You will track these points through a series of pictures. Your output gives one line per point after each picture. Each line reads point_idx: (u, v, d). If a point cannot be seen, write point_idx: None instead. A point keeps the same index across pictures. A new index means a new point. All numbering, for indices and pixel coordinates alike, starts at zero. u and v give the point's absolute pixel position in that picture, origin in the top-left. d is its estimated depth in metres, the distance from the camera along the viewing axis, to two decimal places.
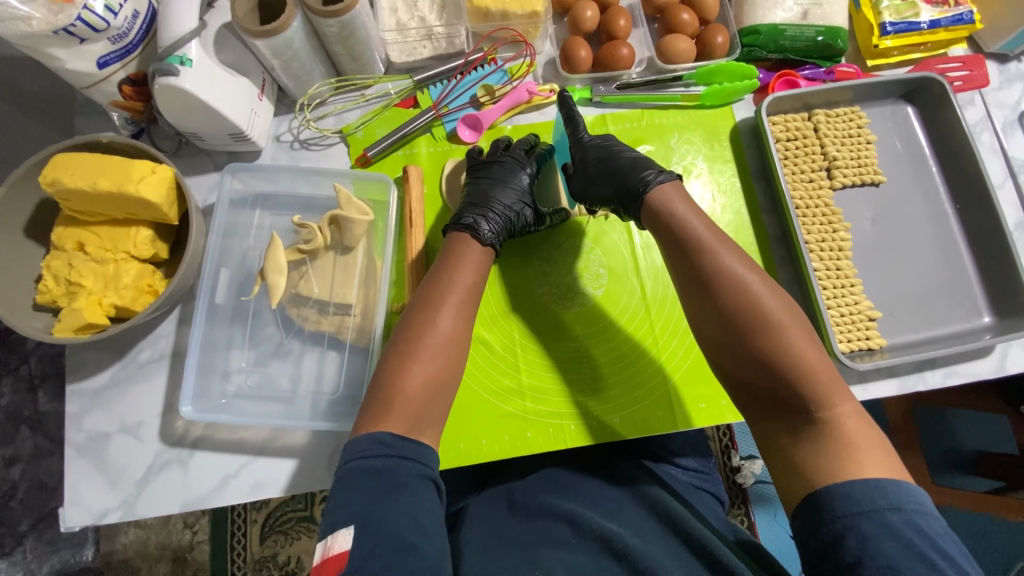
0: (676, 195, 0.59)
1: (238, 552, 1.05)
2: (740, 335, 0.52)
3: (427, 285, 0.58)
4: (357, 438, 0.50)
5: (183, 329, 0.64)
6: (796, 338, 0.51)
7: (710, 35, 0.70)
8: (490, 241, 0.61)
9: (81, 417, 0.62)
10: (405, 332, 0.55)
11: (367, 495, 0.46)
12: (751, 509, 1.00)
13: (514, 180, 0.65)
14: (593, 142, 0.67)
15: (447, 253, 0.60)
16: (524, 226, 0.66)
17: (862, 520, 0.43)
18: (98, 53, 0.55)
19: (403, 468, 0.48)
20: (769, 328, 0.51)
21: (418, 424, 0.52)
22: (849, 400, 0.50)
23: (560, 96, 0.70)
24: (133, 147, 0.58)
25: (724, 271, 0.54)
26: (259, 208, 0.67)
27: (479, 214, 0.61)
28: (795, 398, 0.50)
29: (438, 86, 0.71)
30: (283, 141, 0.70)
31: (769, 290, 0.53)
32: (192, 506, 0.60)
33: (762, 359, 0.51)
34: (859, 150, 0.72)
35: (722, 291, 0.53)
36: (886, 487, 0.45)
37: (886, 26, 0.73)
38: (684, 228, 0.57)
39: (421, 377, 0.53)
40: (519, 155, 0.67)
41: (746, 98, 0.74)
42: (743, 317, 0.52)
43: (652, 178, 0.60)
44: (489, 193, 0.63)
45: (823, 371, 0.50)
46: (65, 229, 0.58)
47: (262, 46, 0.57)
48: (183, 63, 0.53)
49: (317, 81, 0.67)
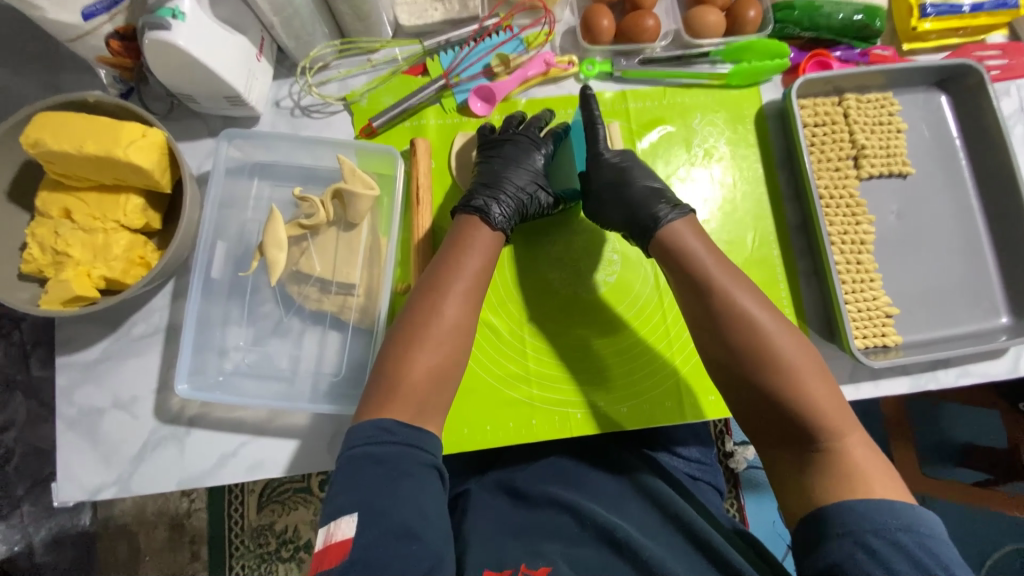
0: (689, 230, 0.57)
1: (235, 520, 1.05)
2: (747, 372, 0.51)
3: (433, 270, 0.55)
4: (360, 424, 0.48)
5: (178, 304, 0.62)
6: (805, 375, 0.50)
7: (740, 9, 0.66)
8: (501, 225, 0.58)
9: (72, 391, 0.60)
10: (409, 317, 0.53)
11: (370, 483, 0.44)
12: (741, 492, 1.01)
13: (528, 159, 0.62)
14: (613, 160, 0.63)
15: (454, 236, 0.57)
16: (537, 210, 0.63)
17: (871, 536, 0.42)
18: (84, 3, 0.51)
19: (407, 456, 0.47)
20: (777, 367, 0.50)
21: (423, 411, 0.50)
22: (858, 432, 0.49)
23: (581, 95, 0.66)
24: (122, 109, 0.54)
25: (733, 305, 0.53)
26: (257, 177, 0.63)
27: (490, 197, 0.59)
28: (803, 432, 0.49)
29: (449, 53, 0.67)
30: (283, 107, 0.66)
31: (780, 328, 0.52)
32: (189, 485, 0.58)
33: (769, 394, 0.50)
34: (888, 139, 0.69)
35: (731, 328, 0.52)
36: (897, 508, 0.44)
37: (927, 8, 0.69)
38: (691, 261, 0.55)
39: (428, 364, 0.51)
40: (533, 134, 0.64)
41: (774, 79, 0.70)
42: (752, 354, 0.51)
43: (665, 214, 0.58)
44: (501, 173, 0.60)
45: (833, 410, 0.49)
46: (50, 194, 0.54)
47: (262, 0, 0.52)
48: (176, 16, 0.49)
49: (319, 43, 0.62)
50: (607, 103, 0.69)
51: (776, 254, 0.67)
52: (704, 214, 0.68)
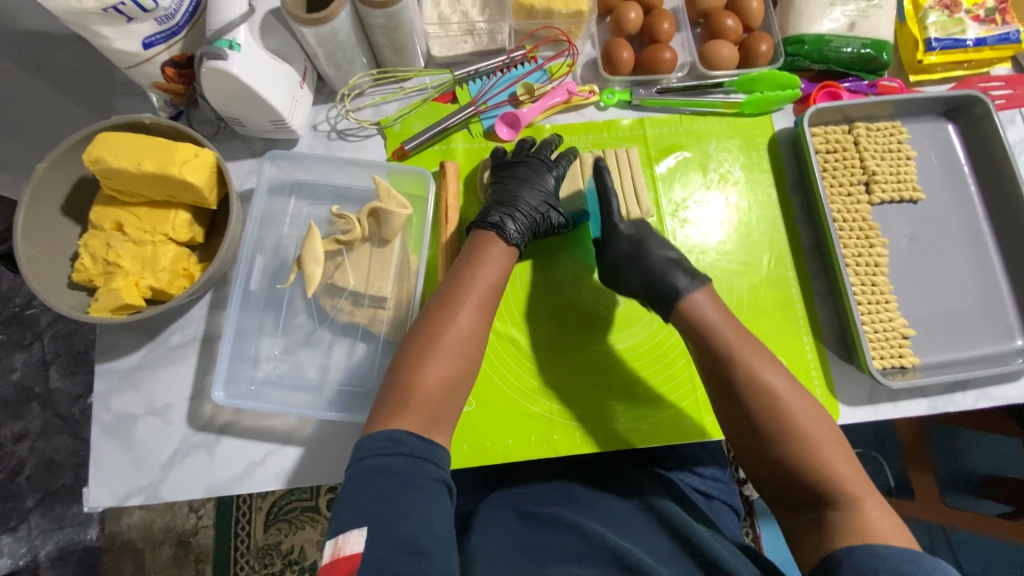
0: (705, 299, 0.59)
1: (241, 539, 1.05)
2: (764, 434, 0.52)
3: (449, 281, 0.57)
4: (372, 436, 0.49)
5: (215, 315, 0.64)
6: (821, 441, 0.51)
7: (753, 42, 0.70)
8: (515, 241, 0.60)
9: (109, 397, 0.62)
10: (424, 328, 0.55)
11: (380, 496, 0.45)
12: (756, 521, 0.98)
13: (539, 180, 0.65)
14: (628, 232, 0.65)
15: (470, 249, 0.59)
16: (549, 228, 0.65)
17: (885, 574, 0.43)
18: (145, 33, 0.55)
19: (423, 472, 0.48)
20: (793, 431, 0.52)
21: (434, 422, 0.51)
22: (868, 491, 0.50)
23: (596, 167, 0.67)
24: (175, 130, 0.58)
25: (750, 373, 0.55)
26: (296, 195, 0.67)
27: (506, 214, 0.61)
28: (813, 485, 0.50)
29: (478, 82, 0.71)
30: (320, 131, 0.70)
31: (776, 370, 0.55)
32: (217, 492, 0.60)
33: (777, 448, 0.52)
34: (898, 166, 0.71)
35: (750, 397, 0.54)
36: (918, 554, 0.44)
37: (932, 42, 0.72)
38: (709, 327, 0.58)
39: (440, 375, 0.52)
40: (546, 158, 0.67)
41: (785, 108, 0.74)
42: (771, 417, 0.53)
43: (684, 286, 0.60)
44: (515, 192, 0.63)
45: (849, 474, 0.50)
46: (104, 208, 0.58)
47: (309, 34, 0.57)
48: (232, 47, 0.53)
49: (358, 72, 0.66)
50: (626, 130, 0.73)
51: (791, 275, 0.69)
52: (719, 235, 0.71)
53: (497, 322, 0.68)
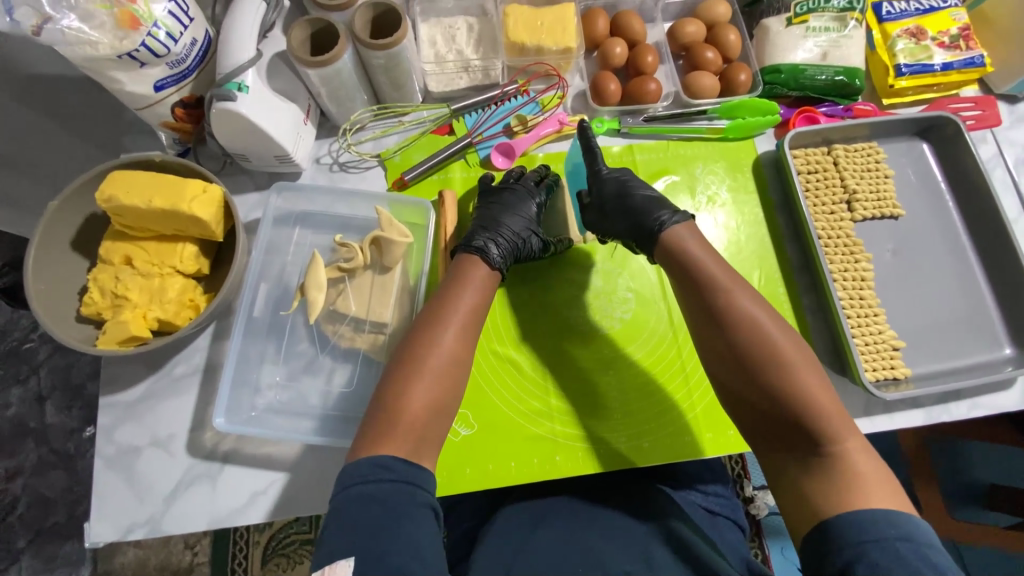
0: (691, 239, 0.60)
1: (238, 575, 1.03)
2: (754, 373, 0.52)
3: (435, 302, 0.58)
4: (358, 463, 0.49)
5: (218, 344, 0.65)
6: (808, 377, 0.51)
7: (733, 73, 0.74)
8: (498, 264, 0.62)
9: (113, 430, 0.62)
10: (409, 350, 0.55)
11: (369, 524, 0.45)
12: (764, 541, 0.97)
13: (523, 208, 0.67)
14: (611, 176, 0.69)
15: (455, 273, 0.61)
16: (530, 253, 0.68)
17: (872, 547, 0.43)
18: (157, 77, 0.58)
19: (409, 494, 0.48)
20: (780, 367, 0.52)
21: (420, 446, 0.52)
22: (857, 436, 0.50)
23: (580, 127, 0.71)
24: (183, 166, 0.60)
25: (740, 313, 0.54)
26: (300, 226, 0.69)
27: (489, 238, 0.63)
28: (804, 433, 0.50)
29: (474, 115, 0.74)
30: (322, 164, 0.72)
31: (763, 310, 0.54)
32: (219, 524, 0.59)
33: (772, 397, 0.51)
34: (877, 184, 0.75)
35: (741, 336, 0.53)
36: (896, 517, 0.45)
37: (902, 68, 0.77)
38: (700, 273, 0.57)
39: (425, 400, 0.53)
40: (529, 185, 0.69)
41: (767, 132, 0.77)
42: (759, 353, 0.52)
43: (667, 219, 0.62)
44: (498, 218, 0.65)
45: (834, 410, 0.50)
46: (113, 243, 0.59)
47: (314, 75, 0.60)
48: (241, 89, 0.57)
49: (359, 108, 0.70)
50: (616, 156, 0.76)
51: (781, 292, 0.71)
52: None
53: (497, 344, 0.69)
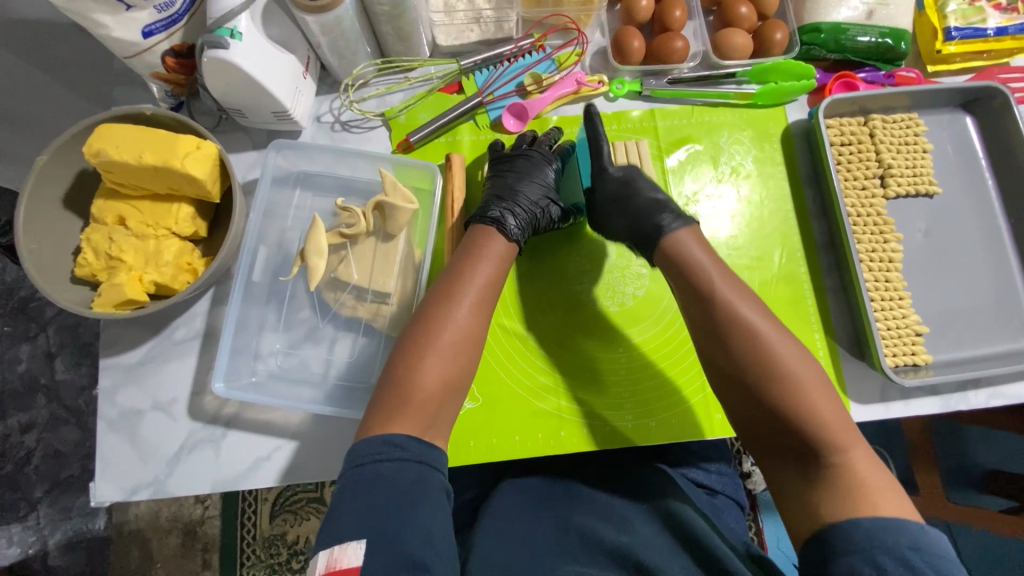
0: (692, 244, 0.58)
1: (248, 528, 1.06)
2: (756, 384, 0.52)
3: (447, 277, 0.56)
4: (371, 439, 0.48)
5: (217, 309, 0.64)
6: (813, 389, 0.50)
7: (768, 32, 0.68)
8: (516, 237, 0.59)
9: (115, 392, 0.61)
10: (422, 324, 0.54)
11: (375, 504, 0.44)
12: (759, 514, 0.99)
13: (539, 174, 0.64)
14: (617, 174, 0.66)
15: (469, 244, 0.58)
16: (548, 223, 0.65)
17: (880, 553, 0.42)
18: (144, 21, 0.54)
19: (426, 476, 0.48)
20: (783, 378, 0.51)
21: (433, 424, 0.51)
22: (862, 448, 0.49)
23: (585, 111, 0.67)
24: (176, 121, 0.57)
25: (740, 319, 0.53)
26: (300, 187, 0.66)
27: (507, 208, 0.60)
28: (810, 445, 0.49)
29: (485, 72, 0.69)
30: (323, 122, 0.68)
31: (763, 317, 0.54)
32: (224, 488, 0.59)
33: (777, 408, 0.51)
34: (915, 159, 0.70)
35: (739, 344, 0.53)
36: (905, 526, 0.43)
37: (952, 32, 0.70)
38: (700, 280, 0.56)
39: (438, 375, 0.52)
40: (544, 152, 0.66)
41: (799, 99, 0.72)
42: (757, 366, 0.52)
43: (668, 224, 0.59)
44: (515, 186, 0.62)
45: (838, 424, 0.49)
46: (106, 202, 0.57)
47: (313, 22, 0.55)
48: (233, 36, 0.52)
49: (361, 61, 0.65)
50: (635, 121, 0.71)
51: (803, 270, 0.68)
52: (730, 229, 0.69)
53: (504, 317, 0.67)
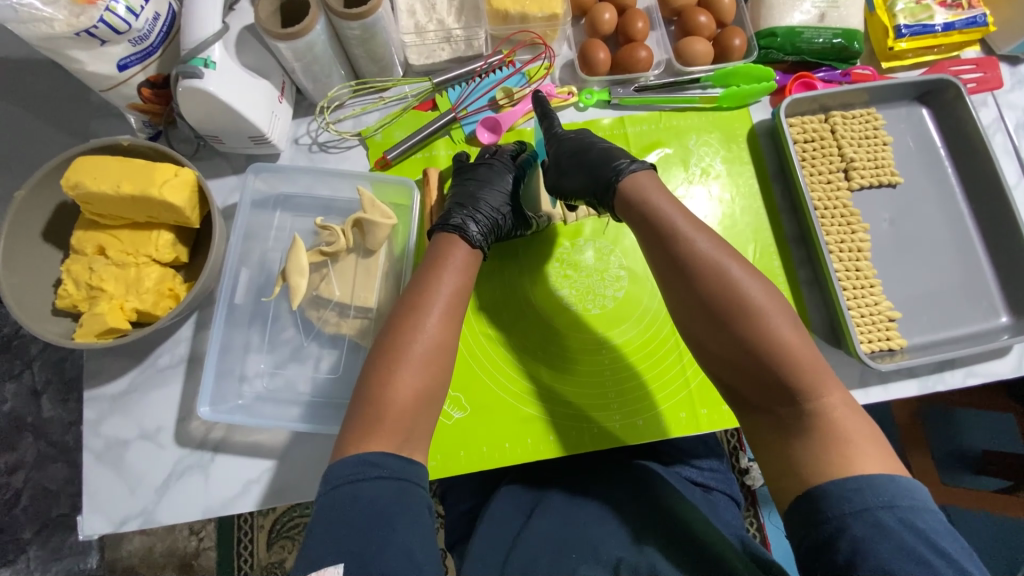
0: (649, 183, 0.56)
1: (244, 558, 1.04)
2: (724, 324, 0.50)
3: (413, 289, 0.56)
4: (344, 461, 0.48)
5: (201, 334, 0.64)
6: (777, 322, 0.49)
7: (727, 38, 0.71)
8: (478, 242, 0.60)
9: (100, 423, 0.61)
10: (392, 335, 0.54)
11: (358, 523, 0.45)
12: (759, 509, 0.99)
13: (500, 182, 0.65)
14: (569, 135, 0.65)
15: (435, 254, 0.58)
16: (509, 229, 0.66)
17: (852, 519, 0.43)
18: (119, 55, 0.55)
19: (401, 490, 0.48)
20: (749, 311, 0.49)
21: (409, 439, 0.51)
22: (838, 391, 0.49)
23: (534, 98, 0.69)
24: (153, 150, 0.57)
25: (698, 255, 0.52)
26: (280, 209, 0.67)
27: (468, 215, 0.60)
28: (786, 388, 0.49)
29: (457, 88, 0.71)
30: (301, 144, 0.70)
31: (717, 245, 0.52)
32: (214, 513, 0.59)
33: (749, 352, 0.49)
34: (876, 152, 0.72)
35: (703, 282, 0.51)
36: (879, 484, 0.44)
37: (901, 29, 0.74)
38: (659, 216, 0.54)
39: (412, 389, 0.52)
40: (506, 160, 0.67)
41: (762, 100, 0.75)
42: (718, 265, 0.51)
43: (624, 167, 0.58)
44: (476, 194, 0.63)
45: (807, 358, 0.49)
46: (85, 232, 0.57)
47: (285, 49, 0.57)
48: (207, 65, 0.54)
49: (336, 83, 0.66)
50: (606, 128, 0.73)
51: (776, 264, 0.69)
52: None
53: (487, 326, 0.68)
